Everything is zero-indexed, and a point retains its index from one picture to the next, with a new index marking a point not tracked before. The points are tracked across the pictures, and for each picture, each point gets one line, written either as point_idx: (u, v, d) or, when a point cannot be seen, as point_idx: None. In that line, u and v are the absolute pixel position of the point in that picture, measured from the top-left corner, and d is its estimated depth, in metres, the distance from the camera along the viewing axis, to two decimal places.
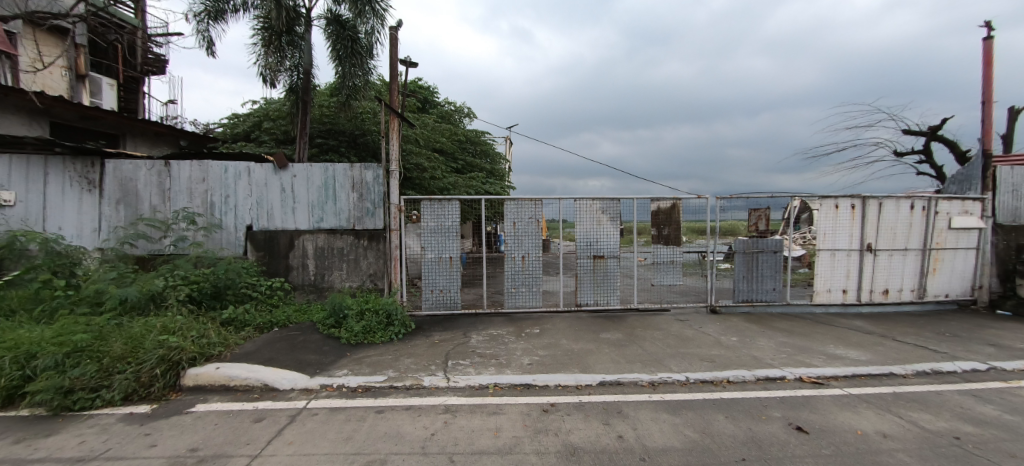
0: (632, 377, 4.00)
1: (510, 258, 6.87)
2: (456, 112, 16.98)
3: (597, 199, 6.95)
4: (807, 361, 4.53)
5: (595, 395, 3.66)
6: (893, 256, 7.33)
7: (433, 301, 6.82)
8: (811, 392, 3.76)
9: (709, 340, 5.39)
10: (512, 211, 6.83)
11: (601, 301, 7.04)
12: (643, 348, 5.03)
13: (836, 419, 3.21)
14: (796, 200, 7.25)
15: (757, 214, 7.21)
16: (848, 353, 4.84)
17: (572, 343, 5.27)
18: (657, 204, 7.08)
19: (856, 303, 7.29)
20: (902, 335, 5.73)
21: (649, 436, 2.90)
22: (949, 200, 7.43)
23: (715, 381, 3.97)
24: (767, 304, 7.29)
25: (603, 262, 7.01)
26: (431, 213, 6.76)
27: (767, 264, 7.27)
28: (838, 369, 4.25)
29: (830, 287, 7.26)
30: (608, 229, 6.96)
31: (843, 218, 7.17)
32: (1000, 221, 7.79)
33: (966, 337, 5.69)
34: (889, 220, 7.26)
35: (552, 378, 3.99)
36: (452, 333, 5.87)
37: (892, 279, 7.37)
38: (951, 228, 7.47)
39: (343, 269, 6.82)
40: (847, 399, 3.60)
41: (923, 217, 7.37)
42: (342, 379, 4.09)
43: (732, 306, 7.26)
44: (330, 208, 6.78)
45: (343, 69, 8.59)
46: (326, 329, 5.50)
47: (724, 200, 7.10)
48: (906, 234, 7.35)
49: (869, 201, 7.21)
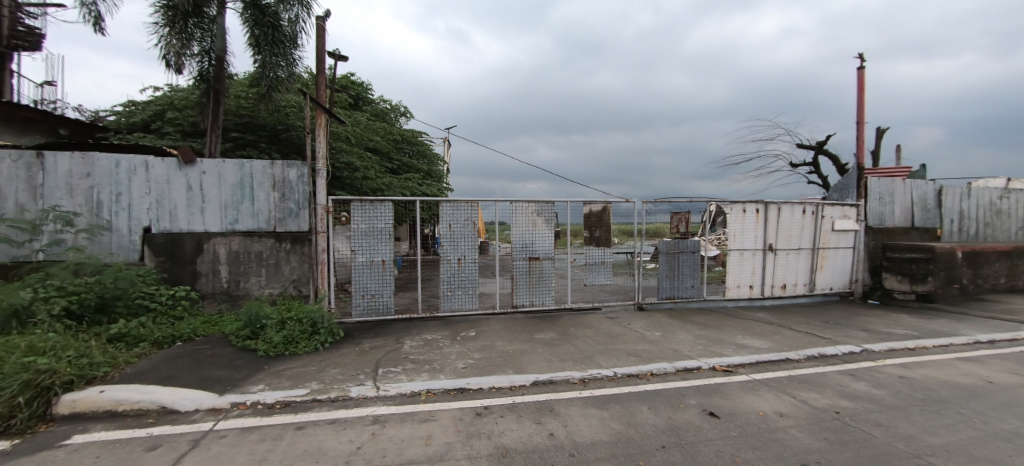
0: (564, 375, 4.11)
1: (446, 261, 6.76)
2: (391, 111, 16.41)
3: (532, 201, 7.06)
4: (719, 352, 4.95)
5: (528, 395, 3.70)
6: (789, 254, 8.28)
7: (363, 307, 6.49)
8: (722, 379, 4.11)
9: (635, 336, 5.71)
10: (447, 213, 6.71)
11: (536, 302, 7.17)
12: (575, 346, 5.19)
13: (742, 402, 3.54)
14: (712, 204, 7.92)
15: (678, 217, 7.87)
16: (753, 342, 5.38)
17: (507, 344, 5.30)
18: (589, 206, 7.37)
19: (760, 297, 8.14)
20: (796, 324, 6.49)
21: (578, 432, 2.99)
22: (832, 206, 8.56)
23: (640, 374, 4.21)
24: (687, 300, 7.89)
25: (538, 264, 7.13)
26: (362, 214, 6.43)
27: (686, 263, 7.86)
28: (744, 357, 4.70)
29: (739, 284, 8.02)
30: (543, 231, 7.10)
31: (750, 221, 7.96)
32: (870, 224, 9.14)
33: (845, 324, 6.59)
34: (786, 223, 8.20)
35: (486, 380, 3.97)
36: (383, 339, 5.64)
37: (789, 275, 8.32)
38: (834, 230, 8.60)
39: (261, 276, 6.28)
40: (752, 384, 3.99)
41: (812, 221, 8.42)
42: (256, 395, 3.74)
43: (657, 303, 7.75)
44: (247, 208, 6.21)
45: (263, 58, 7.93)
46: (240, 341, 5.02)
47: (650, 204, 7.55)
48: (800, 235, 8.34)
49: (770, 206, 8.07)
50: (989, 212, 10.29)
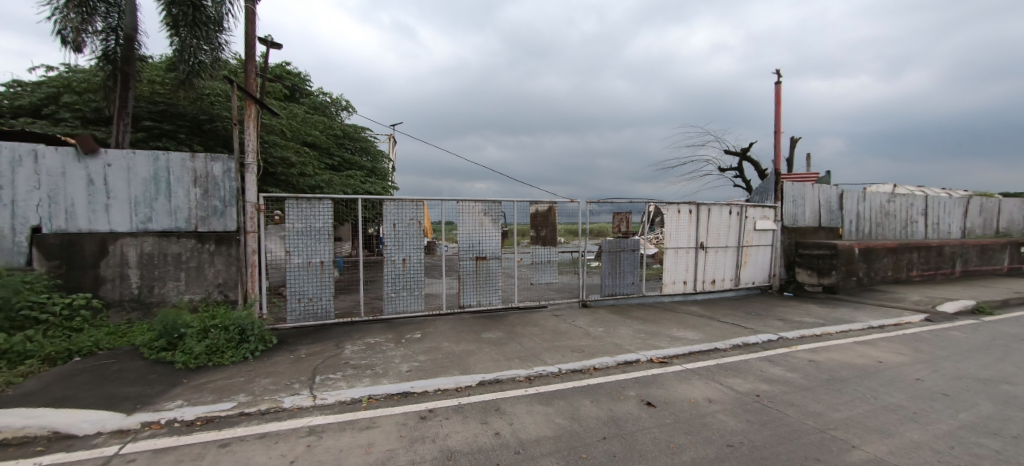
0: (510, 374, 4.13)
1: (390, 262, 6.53)
2: (332, 104, 15.61)
3: (478, 201, 7.02)
4: (656, 344, 5.23)
5: (475, 395, 3.68)
6: (718, 252, 8.95)
7: (299, 311, 6.11)
8: (658, 370, 4.35)
9: (579, 332, 5.88)
10: (391, 212, 6.49)
11: (483, 302, 7.15)
12: (521, 344, 5.24)
13: (676, 391, 3.76)
14: (651, 205, 8.35)
15: (620, 217, 8.12)
16: (686, 334, 5.75)
17: (453, 345, 5.24)
18: (535, 206, 7.48)
19: (693, 292, 8.72)
20: (723, 316, 7.03)
21: (524, 429, 3.01)
22: (754, 207, 9.37)
23: (583, 369, 4.34)
24: (627, 296, 8.26)
25: (485, 263, 7.12)
26: (297, 213, 6.03)
27: (627, 261, 8.23)
28: (678, 349, 5.00)
29: (675, 280, 8.53)
30: (490, 230, 7.09)
31: (684, 221, 8.50)
32: (786, 224, 10.11)
33: (765, 315, 7.24)
34: (715, 223, 8.85)
35: (431, 382, 3.89)
36: (322, 345, 5.34)
37: (717, 271, 8.99)
38: (756, 229, 9.41)
39: (179, 280, 5.70)
40: (685, 374, 4.25)
41: (737, 221, 9.16)
42: (173, 412, 3.38)
43: (600, 300, 8.05)
44: (162, 206, 5.60)
45: (182, 41, 7.19)
46: (154, 353, 4.52)
47: (593, 204, 7.81)
48: (727, 234, 9.03)
49: (701, 207, 8.67)
50: (879, 213, 11.79)
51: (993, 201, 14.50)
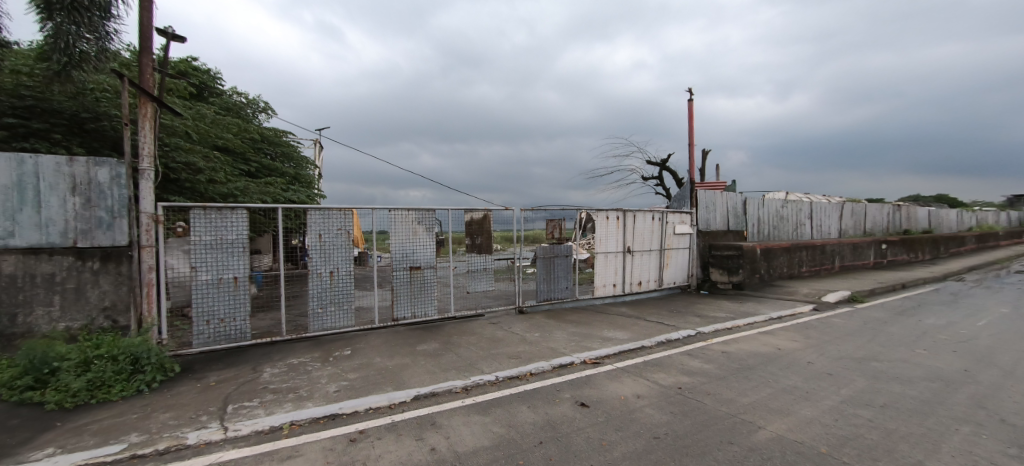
0: (446, 386, 4.04)
1: (315, 275, 6.10)
2: (247, 106, 14.36)
3: (411, 209, 6.83)
4: (588, 346, 5.44)
5: (409, 411, 3.55)
6: (643, 255, 9.56)
7: (209, 334, 5.48)
8: (591, 371, 4.51)
9: (516, 339, 5.94)
10: (316, 221, 6.08)
11: (418, 313, 6.95)
12: (457, 354, 5.15)
13: (607, 390, 3.93)
14: (582, 212, 8.71)
15: (553, 224, 8.40)
16: (616, 335, 6.05)
17: (386, 360, 5.03)
18: (470, 214, 7.46)
19: (622, 294, 9.21)
20: (649, 316, 7.49)
21: (461, 441, 2.96)
22: (673, 213, 10.16)
23: (520, 375, 4.37)
24: (562, 301, 8.51)
25: (420, 273, 6.93)
26: (205, 224, 5.43)
27: (560, 267, 8.49)
28: (609, 349, 5.24)
29: (605, 283, 8.96)
30: (424, 239, 6.92)
31: (612, 226, 8.96)
32: (700, 228, 11.08)
33: (685, 312, 7.85)
34: (640, 228, 9.45)
35: (362, 401, 3.69)
36: (236, 370, 4.83)
37: (643, 273, 9.59)
38: (676, 233, 10.20)
39: (52, 305, 4.84)
40: (615, 372, 4.46)
41: (659, 226, 9.86)
42: (41, 463, 2.84)
43: (536, 306, 8.20)
44: (29, 218, 4.73)
45: (58, 26, 6.18)
46: (17, 394, 3.78)
47: (527, 212, 7.97)
48: (651, 238, 9.68)
49: (628, 213, 9.21)
50: (776, 218, 13.38)
51: (859, 206, 17.12)
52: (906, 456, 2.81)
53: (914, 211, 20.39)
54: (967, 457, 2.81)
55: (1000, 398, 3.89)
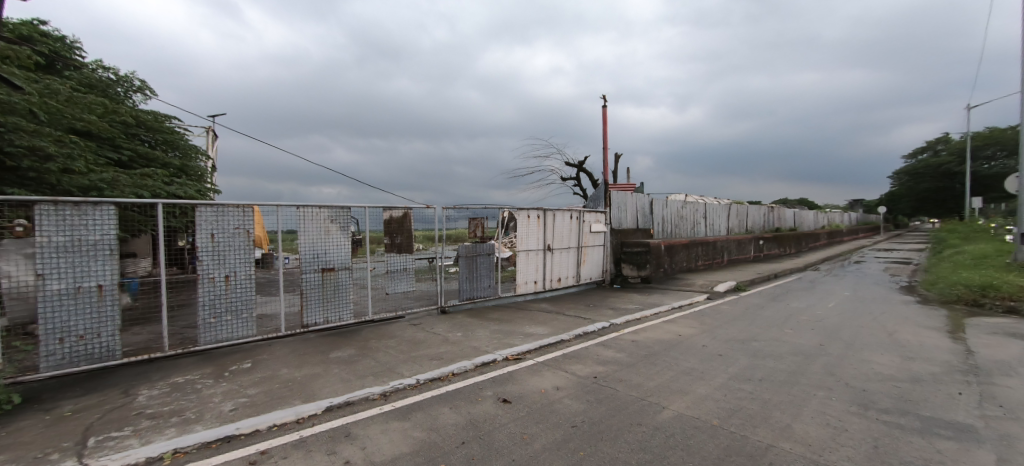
0: (362, 393, 3.81)
1: (207, 281, 5.35)
2: (117, 83, 12.20)
3: (323, 207, 6.33)
4: (510, 343, 5.52)
5: (320, 424, 3.28)
6: (562, 253, 9.96)
7: (63, 355, 4.53)
8: (513, 367, 4.58)
9: (438, 339, 5.82)
10: (208, 219, 5.35)
11: (331, 318, 6.49)
12: (375, 359, 4.91)
13: (528, 384, 4.03)
14: (504, 211, 8.82)
15: (475, 223, 8.39)
16: (536, 330, 6.22)
17: (294, 370, 4.62)
18: (389, 212, 7.17)
19: (542, 290, 9.52)
20: (568, 310, 7.84)
21: (378, 450, 2.81)
22: (589, 213, 10.74)
23: (442, 376, 4.28)
24: (484, 299, 8.54)
25: (333, 275, 6.45)
26: (55, 223, 4.49)
27: (483, 265, 8.52)
28: (530, 344, 5.37)
29: (527, 280, 9.18)
30: (338, 239, 6.47)
31: (533, 225, 9.20)
32: (614, 226, 11.86)
33: (600, 305, 8.35)
34: (559, 227, 9.83)
35: (265, 418, 3.33)
36: (100, 395, 4.07)
37: (562, 270, 10.00)
38: (592, 231, 10.80)
39: None
40: (536, 367, 4.58)
41: (577, 224, 10.35)
42: None
43: (459, 305, 8.13)
44: None
45: None
46: None
47: (450, 210, 7.86)
48: (569, 236, 10.12)
49: (548, 212, 9.53)
50: (677, 217, 14.83)
51: (742, 207, 19.68)
52: (779, 421, 3.27)
53: (783, 212, 23.95)
54: (822, 418, 3.35)
55: (844, 366, 4.72)
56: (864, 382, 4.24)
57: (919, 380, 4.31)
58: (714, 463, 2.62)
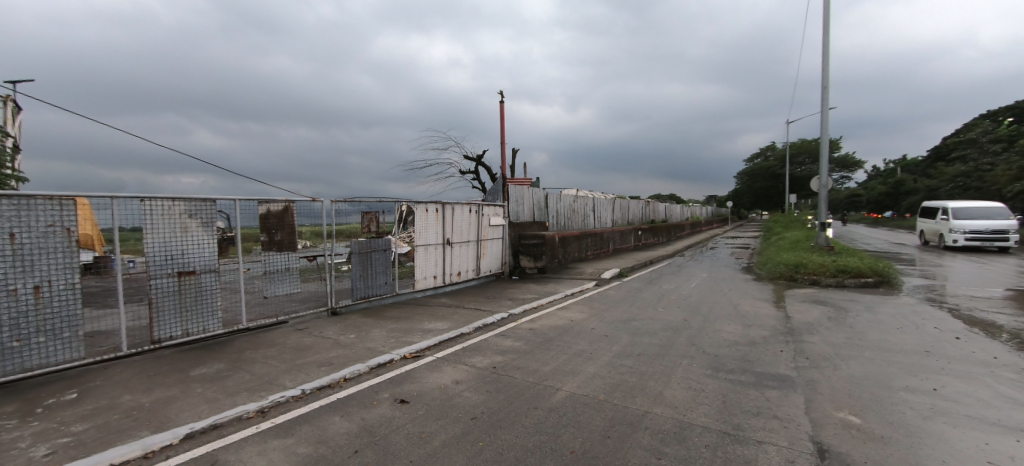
0: (234, 413, 3.33)
1: (5, 294, 4.15)
2: None
3: (178, 199, 5.34)
4: (408, 341, 5.34)
5: (178, 455, 2.79)
6: (462, 246, 9.94)
7: None
8: (411, 365, 4.43)
9: (327, 343, 5.38)
10: (3, 215, 4.14)
11: (193, 330, 5.54)
12: (251, 372, 4.34)
13: (427, 381, 3.94)
14: (400, 204, 8.47)
15: (369, 217, 7.88)
16: (436, 326, 6.13)
17: (142, 395, 3.86)
18: (266, 206, 6.34)
19: (442, 285, 9.40)
20: (468, 303, 7.88)
21: None
22: (488, 206, 10.89)
23: (331, 383, 3.96)
24: (380, 297, 8.12)
25: (194, 280, 5.50)
26: None
27: (378, 261, 8.08)
28: (429, 340, 5.26)
29: (425, 275, 8.98)
30: (199, 237, 5.53)
31: (431, 219, 8.99)
32: (511, 219, 12.21)
33: (499, 297, 8.56)
34: (458, 220, 9.77)
35: (97, 459, 2.71)
36: None
37: (462, 264, 9.99)
38: (491, 225, 10.97)
39: None
40: (436, 362, 4.51)
41: (476, 218, 10.41)
42: None
43: (352, 305, 7.61)
44: None
45: None
46: None
47: (339, 204, 7.27)
48: (468, 230, 10.14)
49: (447, 206, 9.40)
50: (569, 210, 15.86)
51: (624, 201, 21.84)
52: (653, 390, 3.71)
53: (657, 206, 27.21)
54: (686, 382, 3.89)
55: (702, 336, 5.55)
56: (716, 348, 5.04)
57: (754, 343, 5.26)
58: (600, 434, 2.87)
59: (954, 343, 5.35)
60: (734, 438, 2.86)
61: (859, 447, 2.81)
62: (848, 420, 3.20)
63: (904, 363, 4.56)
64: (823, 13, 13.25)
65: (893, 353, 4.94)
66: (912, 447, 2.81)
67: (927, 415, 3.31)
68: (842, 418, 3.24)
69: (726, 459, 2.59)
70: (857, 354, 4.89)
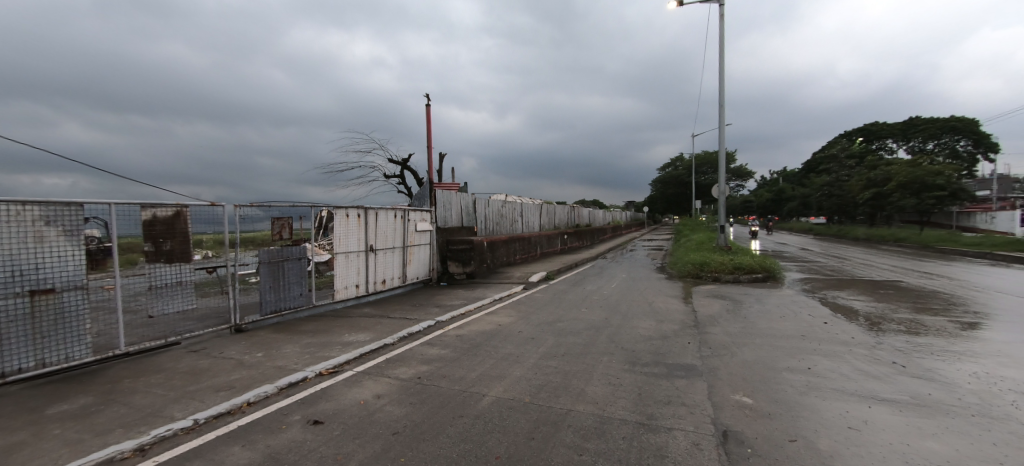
0: (103, 455, 2.82)
1: None
2: None
3: (29, 203, 4.45)
4: (325, 356, 4.97)
5: None
6: (386, 253, 9.53)
7: None
8: (327, 382, 4.12)
9: (228, 365, 4.81)
10: None
11: (52, 360, 4.62)
12: (130, 405, 3.73)
13: (345, 398, 3.69)
14: (317, 209, 7.89)
15: (281, 223, 7.27)
16: (357, 338, 5.78)
17: None
18: (149, 211, 5.49)
19: (365, 294, 8.91)
20: (393, 312, 7.56)
21: None
22: (414, 211, 10.58)
23: (231, 409, 3.53)
24: (294, 310, 7.47)
25: (53, 300, 4.60)
26: None
27: (291, 271, 7.42)
28: (348, 354, 4.94)
29: (346, 285, 8.44)
30: (59, 248, 4.65)
31: (352, 225, 8.48)
32: (439, 224, 12.00)
33: (427, 304, 8.33)
34: (382, 226, 9.35)
35: None
36: None
37: (387, 271, 9.58)
38: (417, 230, 10.67)
39: None
40: (355, 377, 4.25)
41: (402, 224, 10.06)
42: None
43: (260, 321, 6.89)
44: None
45: None
46: None
47: (243, 209, 6.61)
48: (393, 236, 9.74)
49: (369, 211, 8.95)
50: (497, 215, 15.98)
51: (550, 206, 22.59)
52: (576, 388, 3.84)
53: (581, 211, 28.52)
54: (605, 378, 4.09)
55: (621, 333, 5.89)
56: (633, 344, 5.37)
57: (667, 337, 5.70)
58: (525, 436, 2.90)
59: (823, 327, 6.27)
60: (648, 428, 3.05)
61: (751, 424, 3.15)
62: (742, 401, 3.58)
63: (785, 347, 5.24)
64: (718, 39, 14.92)
65: (777, 338, 5.66)
66: (792, 419, 3.23)
67: (803, 391, 3.83)
68: (738, 400, 3.61)
69: (641, 448, 2.75)
70: (749, 341, 5.51)
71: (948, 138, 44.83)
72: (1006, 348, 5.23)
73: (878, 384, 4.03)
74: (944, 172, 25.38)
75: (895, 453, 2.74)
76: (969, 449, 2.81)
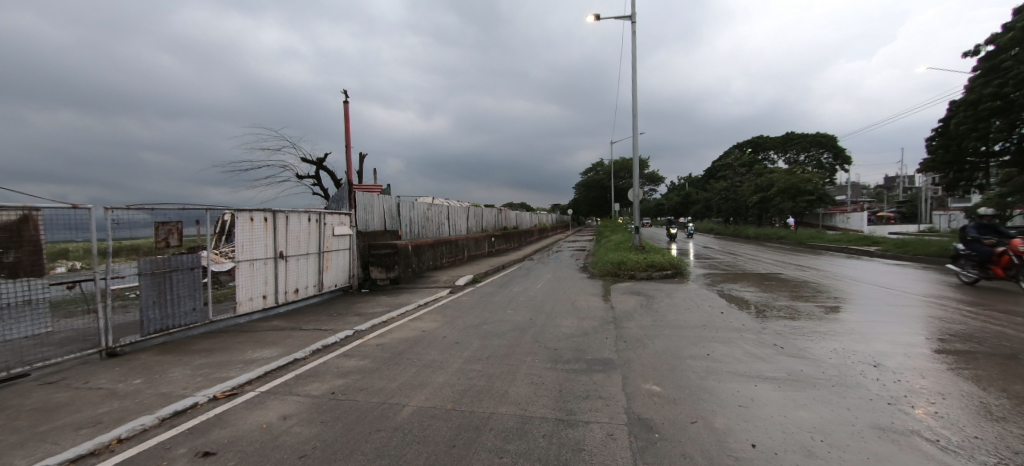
0: None
1: None
2: None
3: None
4: (222, 377, 4.43)
5: None
6: (299, 260, 8.79)
7: None
8: (224, 407, 3.67)
9: (96, 395, 4.09)
10: None
11: None
12: None
13: (244, 423, 3.31)
14: (214, 213, 7.04)
15: (167, 229, 6.35)
16: (262, 354, 5.25)
17: None
18: None
19: (273, 305, 8.13)
20: (306, 324, 7.00)
21: None
22: (330, 214, 9.90)
23: (97, 449, 2.98)
24: (185, 328, 6.59)
25: None
26: None
27: (182, 283, 6.52)
28: (251, 373, 4.45)
29: (251, 296, 7.63)
30: None
31: (258, 229, 7.69)
32: (359, 228, 11.37)
33: (345, 313, 7.83)
34: (293, 231, 8.60)
35: None
36: None
37: (300, 279, 8.85)
38: (335, 235, 9.99)
39: None
40: (258, 398, 3.85)
41: (316, 228, 9.34)
42: None
43: (142, 341, 5.97)
44: None
45: None
46: None
47: (117, 213, 5.66)
48: (307, 241, 9.02)
49: (278, 214, 8.19)
50: (423, 218, 15.57)
51: (478, 209, 22.59)
52: (499, 390, 3.85)
53: (508, 214, 28.96)
54: (528, 378, 4.16)
55: (545, 332, 6.04)
56: (556, 342, 5.54)
57: (587, 333, 5.96)
58: (445, 444, 2.83)
59: (721, 316, 7.01)
60: (567, 423, 3.15)
61: (659, 410, 3.39)
62: (652, 390, 3.85)
63: (689, 336, 5.77)
64: (632, 53, 16.04)
65: (683, 329, 6.21)
66: (694, 403, 3.53)
67: (703, 375, 4.23)
68: (648, 389, 3.88)
69: (560, 444, 2.82)
70: (659, 333, 5.97)
71: (815, 152, 53.20)
72: (858, 327, 6.26)
73: (763, 364, 4.60)
74: (813, 180, 29.94)
75: (776, 425, 3.12)
76: (830, 415, 3.31)
